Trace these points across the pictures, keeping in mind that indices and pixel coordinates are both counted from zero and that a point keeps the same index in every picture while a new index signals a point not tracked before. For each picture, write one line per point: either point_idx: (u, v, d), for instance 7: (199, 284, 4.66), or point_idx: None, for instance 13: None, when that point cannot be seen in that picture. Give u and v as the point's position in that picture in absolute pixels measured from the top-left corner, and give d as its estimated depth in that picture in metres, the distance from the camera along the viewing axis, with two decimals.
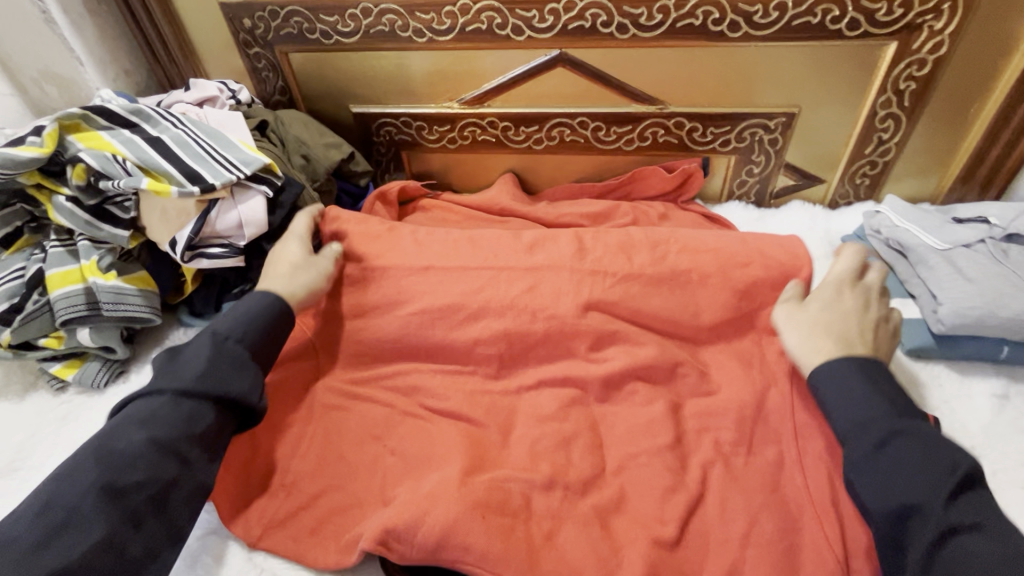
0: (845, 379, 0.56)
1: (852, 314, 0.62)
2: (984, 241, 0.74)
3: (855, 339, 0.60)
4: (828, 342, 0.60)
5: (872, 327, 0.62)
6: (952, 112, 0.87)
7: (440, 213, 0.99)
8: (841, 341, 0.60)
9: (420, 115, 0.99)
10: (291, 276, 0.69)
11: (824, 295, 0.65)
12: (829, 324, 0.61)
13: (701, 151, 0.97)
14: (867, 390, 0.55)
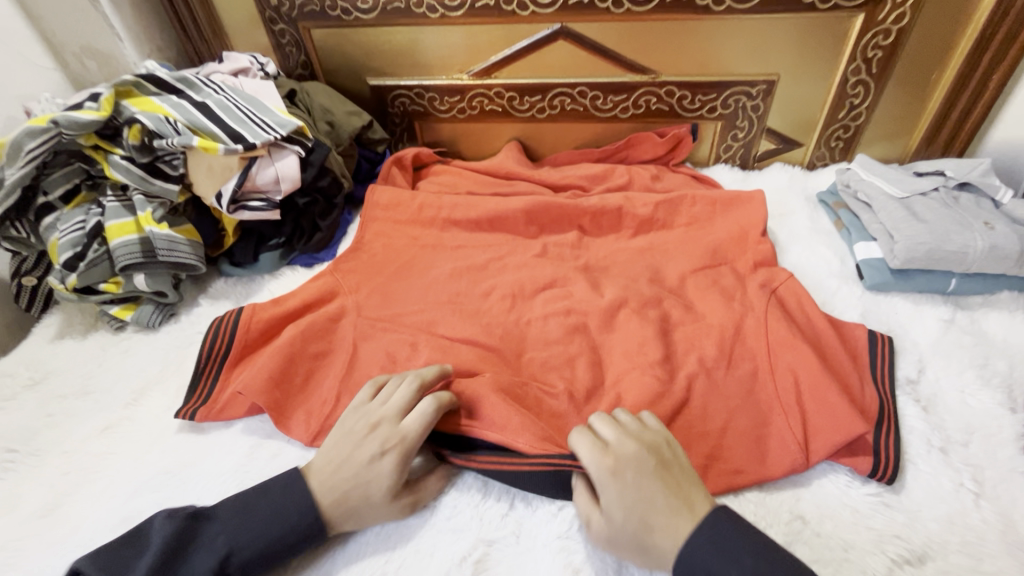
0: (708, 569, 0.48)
1: (655, 485, 0.53)
2: (938, 189, 0.84)
3: (669, 513, 0.52)
4: (659, 534, 0.51)
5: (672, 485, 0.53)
6: (915, 78, 0.96)
7: (451, 176, 1.08)
8: (664, 513, 0.52)
9: (432, 86, 1.08)
10: (354, 481, 0.57)
11: (607, 495, 0.53)
12: (642, 508, 0.52)
13: (690, 118, 1.06)
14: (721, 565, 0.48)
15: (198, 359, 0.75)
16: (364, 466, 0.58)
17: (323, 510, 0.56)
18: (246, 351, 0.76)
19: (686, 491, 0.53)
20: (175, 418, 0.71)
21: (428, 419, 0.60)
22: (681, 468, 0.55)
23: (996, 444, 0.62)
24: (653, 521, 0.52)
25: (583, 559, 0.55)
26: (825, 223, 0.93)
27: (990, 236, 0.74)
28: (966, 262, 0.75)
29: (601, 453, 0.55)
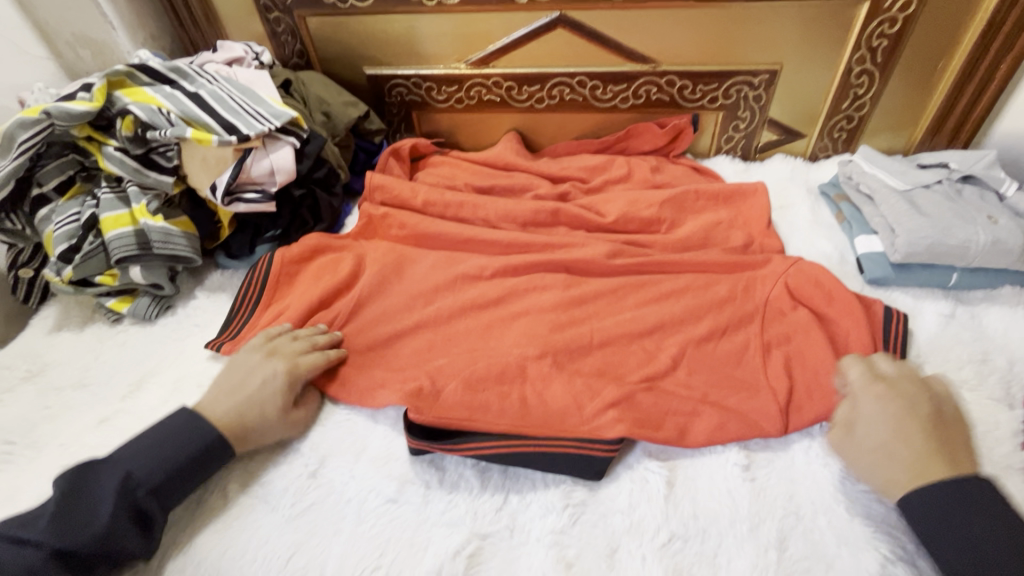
0: (944, 507, 0.51)
1: (911, 426, 0.56)
2: (941, 182, 0.83)
3: (914, 462, 0.54)
4: (901, 467, 0.55)
5: (936, 435, 0.56)
6: (921, 68, 0.94)
7: (449, 167, 1.07)
8: (912, 470, 0.54)
9: (430, 76, 1.07)
10: (230, 382, 0.67)
11: (869, 413, 0.59)
12: (898, 436, 0.56)
13: (691, 108, 1.05)
14: (971, 517, 0.50)
15: (233, 303, 0.84)
16: (261, 398, 0.65)
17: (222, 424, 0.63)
18: (273, 298, 0.84)
19: (947, 449, 0.55)
20: (205, 348, 0.79)
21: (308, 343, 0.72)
22: (951, 423, 0.59)
23: (995, 441, 0.61)
24: (899, 464, 0.55)
25: (575, 552, 0.56)
26: (826, 216, 0.92)
27: (993, 230, 0.74)
28: (967, 256, 0.74)
29: (872, 376, 0.62)
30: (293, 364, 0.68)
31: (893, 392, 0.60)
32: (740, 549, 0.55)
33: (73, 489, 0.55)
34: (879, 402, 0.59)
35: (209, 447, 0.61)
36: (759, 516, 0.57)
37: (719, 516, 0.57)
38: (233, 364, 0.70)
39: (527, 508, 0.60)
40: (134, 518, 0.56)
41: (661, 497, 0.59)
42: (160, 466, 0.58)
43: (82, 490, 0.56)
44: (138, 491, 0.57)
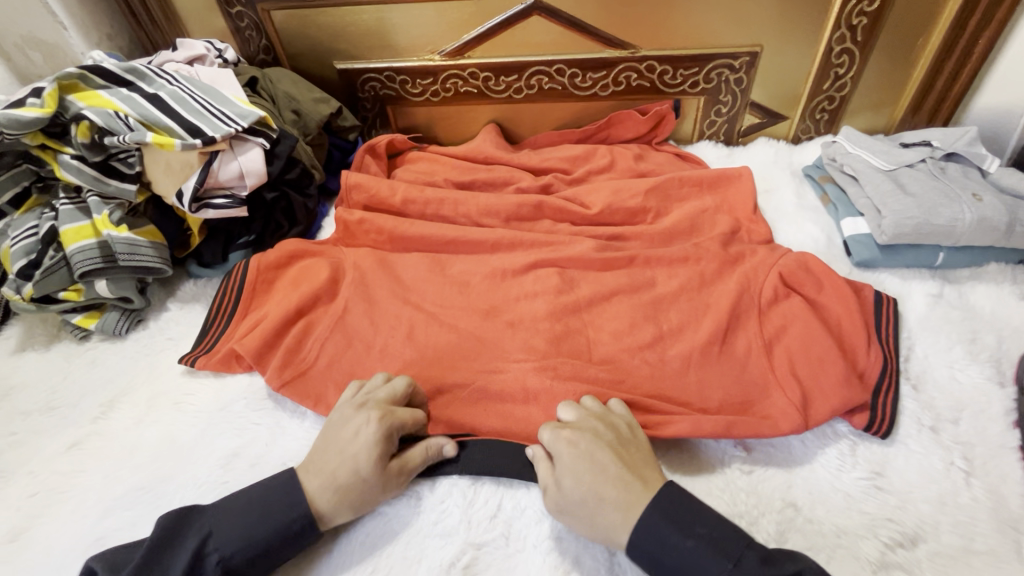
0: (657, 530, 0.51)
1: (602, 456, 0.55)
2: (924, 161, 0.83)
3: (619, 493, 0.53)
4: (608, 506, 0.53)
5: (622, 460, 0.55)
6: (900, 45, 0.93)
7: (428, 163, 1.04)
8: (624, 506, 0.52)
9: (403, 69, 1.03)
10: (328, 429, 0.61)
11: (562, 464, 0.56)
12: (595, 479, 0.54)
13: (672, 94, 1.03)
14: (669, 529, 0.50)
15: (208, 314, 0.81)
16: (355, 451, 0.57)
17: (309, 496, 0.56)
18: (250, 308, 0.81)
19: (628, 475, 0.54)
20: (179, 363, 0.76)
21: (404, 391, 0.62)
22: (638, 449, 0.57)
23: (987, 421, 0.61)
24: (605, 512, 0.52)
25: (574, 558, 0.55)
26: (811, 199, 0.92)
27: (978, 208, 0.73)
28: (953, 236, 0.74)
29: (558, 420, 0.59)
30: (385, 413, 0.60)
31: (566, 446, 0.56)
32: None
33: (160, 542, 0.53)
34: (562, 445, 0.57)
35: (293, 527, 0.55)
36: (757, 511, 0.56)
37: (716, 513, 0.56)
38: (328, 418, 0.62)
39: (522, 514, 0.59)
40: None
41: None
42: (242, 534, 0.53)
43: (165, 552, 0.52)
44: (211, 561, 0.53)
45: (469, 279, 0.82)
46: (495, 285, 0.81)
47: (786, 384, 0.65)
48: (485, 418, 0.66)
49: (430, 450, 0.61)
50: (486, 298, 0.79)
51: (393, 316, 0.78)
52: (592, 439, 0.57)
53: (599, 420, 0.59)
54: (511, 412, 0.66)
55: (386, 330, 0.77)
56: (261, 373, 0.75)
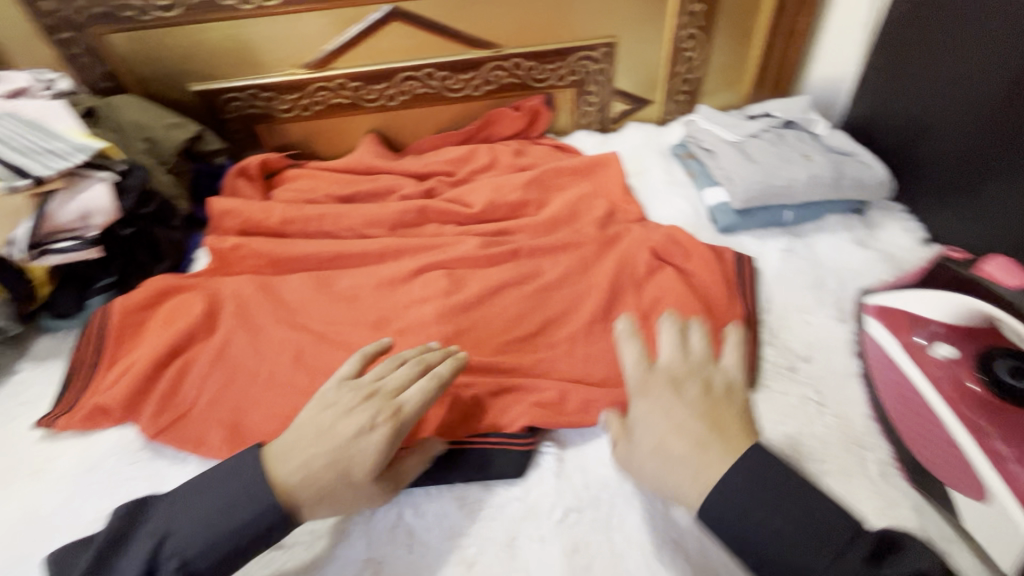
0: (734, 500, 0.44)
1: (682, 413, 0.50)
2: (766, 130, 0.91)
3: (698, 451, 0.47)
4: (676, 459, 0.48)
5: (707, 415, 0.50)
6: (737, 27, 1.02)
7: (306, 180, 1.00)
8: (700, 463, 0.47)
9: (267, 85, 0.99)
10: (320, 409, 0.54)
11: (638, 409, 0.52)
12: (673, 427, 0.49)
13: (543, 88, 1.06)
14: (754, 504, 0.44)
15: (66, 369, 0.74)
16: (364, 440, 0.52)
17: (290, 492, 0.49)
18: (116, 354, 0.75)
19: (710, 429, 0.48)
20: (35, 428, 0.69)
21: (430, 395, 0.56)
22: (730, 405, 0.51)
23: (834, 355, 0.68)
24: (673, 464, 0.48)
25: (476, 551, 0.55)
26: (678, 174, 0.98)
27: (810, 167, 0.82)
28: (793, 195, 0.82)
29: (649, 365, 0.54)
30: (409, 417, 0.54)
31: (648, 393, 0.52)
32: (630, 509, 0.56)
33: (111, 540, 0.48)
34: (638, 394, 0.53)
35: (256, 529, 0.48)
36: None
37: (607, 482, 0.58)
38: (319, 399, 0.55)
39: (422, 517, 0.58)
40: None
41: (552, 475, 0.60)
42: (202, 536, 0.46)
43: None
44: None
45: (356, 291, 0.81)
46: (383, 294, 0.80)
47: (662, 350, 0.69)
48: None
49: (424, 454, 0.57)
50: (374, 309, 0.78)
51: (276, 341, 0.75)
52: (675, 393, 0.51)
53: (692, 369, 0.54)
54: None
55: (269, 357, 0.73)
56: (134, 423, 0.69)
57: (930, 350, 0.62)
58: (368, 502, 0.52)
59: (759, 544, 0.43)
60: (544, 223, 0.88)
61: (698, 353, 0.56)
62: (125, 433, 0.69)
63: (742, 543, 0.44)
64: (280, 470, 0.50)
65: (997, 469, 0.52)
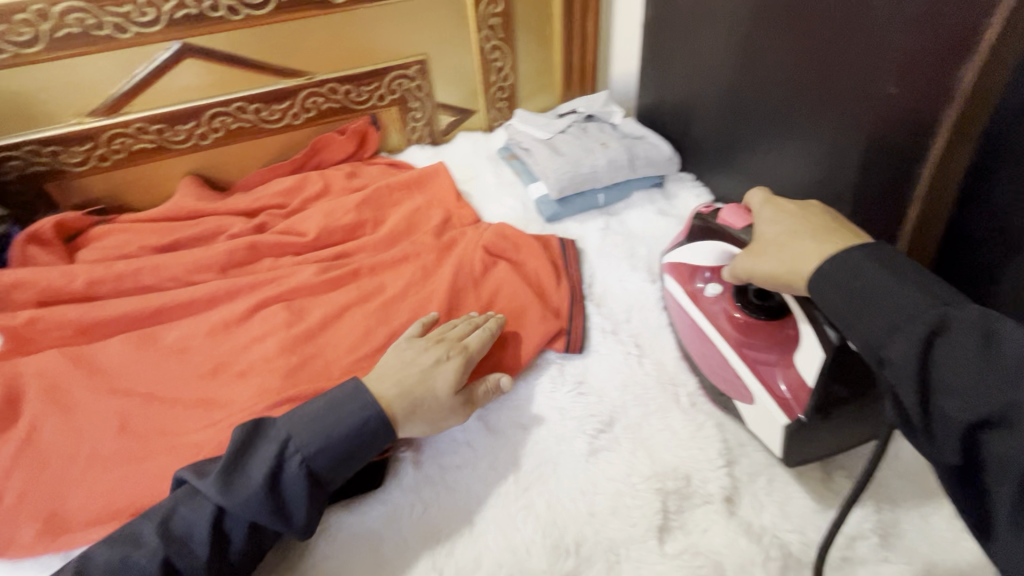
0: (858, 270, 0.45)
1: (807, 217, 0.54)
2: (572, 125, 1.01)
3: (820, 246, 0.50)
4: (801, 254, 0.50)
5: (830, 224, 0.53)
6: (535, 36, 1.12)
7: (116, 235, 0.92)
8: (789, 263, 0.51)
9: (49, 138, 0.90)
10: (401, 351, 0.65)
11: (766, 221, 0.57)
12: (786, 236, 0.53)
13: (365, 110, 1.08)
14: (862, 271, 0.45)
15: None
16: (422, 371, 0.62)
17: (385, 404, 0.58)
18: None
19: (823, 236, 0.51)
20: None
21: (487, 338, 0.67)
22: (848, 221, 0.54)
23: (648, 312, 0.78)
24: (796, 260, 0.50)
25: (338, 572, 0.54)
26: (507, 175, 1.05)
27: (608, 152, 0.92)
28: (600, 179, 0.92)
29: (763, 200, 0.60)
30: (470, 355, 0.64)
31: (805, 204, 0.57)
32: (486, 488, 0.59)
33: (238, 451, 0.54)
34: (772, 204, 0.59)
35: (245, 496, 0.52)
36: (495, 452, 0.62)
37: (463, 469, 0.61)
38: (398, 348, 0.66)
39: (284, 558, 0.56)
40: (292, 492, 0.53)
41: (409, 477, 0.60)
42: (320, 441, 0.54)
43: (128, 560, 0.49)
44: None
45: (188, 341, 0.76)
46: (218, 340, 0.76)
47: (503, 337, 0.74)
48: None
49: (489, 385, 0.64)
50: (209, 357, 0.74)
51: (96, 413, 0.68)
52: (804, 209, 0.56)
53: None
54: None
55: (88, 431, 0.66)
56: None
57: (703, 291, 0.67)
58: (449, 417, 0.61)
59: (863, 297, 0.44)
60: (383, 239, 0.89)
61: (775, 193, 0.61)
62: None
63: (877, 320, 0.43)
64: (381, 391, 0.60)
65: (758, 377, 0.59)
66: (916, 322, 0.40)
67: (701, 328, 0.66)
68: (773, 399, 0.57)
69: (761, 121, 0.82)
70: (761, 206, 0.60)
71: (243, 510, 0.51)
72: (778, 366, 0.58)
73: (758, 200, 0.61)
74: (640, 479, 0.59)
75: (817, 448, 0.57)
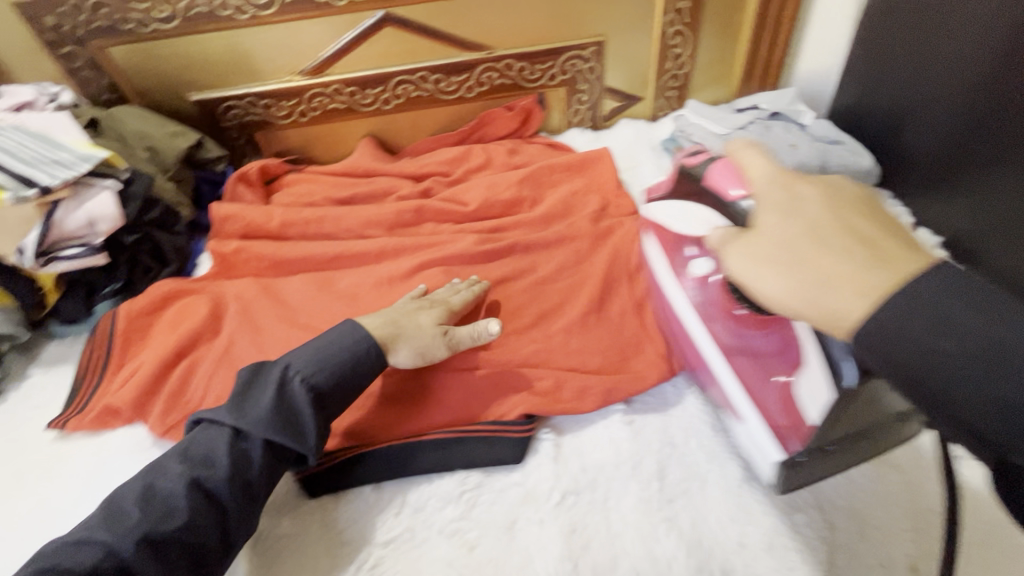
0: (912, 325, 0.32)
1: (816, 223, 0.39)
2: (753, 122, 0.93)
3: (876, 270, 0.35)
4: (841, 283, 0.36)
5: (857, 242, 0.37)
6: (723, 23, 1.04)
7: (305, 184, 1.02)
8: (812, 283, 0.37)
9: (265, 93, 1.01)
10: (397, 303, 0.71)
11: (766, 220, 0.41)
12: (793, 252, 0.38)
13: (534, 88, 1.08)
14: (923, 315, 0.32)
15: (76, 373, 0.76)
16: (405, 311, 0.67)
17: (371, 328, 0.63)
18: (125, 356, 0.77)
19: (886, 254, 0.36)
20: (48, 429, 0.70)
21: (470, 296, 0.73)
22: (895, 232, 0.38)
23: None
24: (831, 293, 0.36)
25: (476, 534, 0.56)
26: (669, 168, 1.00)
27: (798, 155, 0.84)
28: (782, 184, 0.84)
29: (780, 170, 0.43)
30: (452, 309, 0.70)
31: (824, 193, 0.40)
32: (628, 489, 0.57)
33: (246, 385, 0.57)
34: (788, 193, 0.41)
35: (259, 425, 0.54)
36: (639, 454, 0.60)
37: (605, 464, 0.60)
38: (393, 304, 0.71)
39: (422, 505, 0.59)
40: (298, 411, 0.56)
41: (550, 459, 0.60)
42: (322, 361, 0.59)
43: (153, 488, 0.51)
44: None
45: (357, 289, 0.83)
46: (382, 292, 0.82)
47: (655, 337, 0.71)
48: (382, 423, 0.65)
49: (476, 331, 0.66)
50: (374, 307, 0.80)
51: (279, 340, 0.77)
52: (789, 209, 0.40)
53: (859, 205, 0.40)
54: (406, 412, 0.65)
55: (272, 353, 0.75)
56: (143, 423, 0.70)
57: (690, 265, 0.61)
58: (432, 349, 0.64)
59: (927, 358, 0.32)
60: (539, 219, 0.90)
61: (771, 176, 0.43)
62: (135, 433, 0.70)
63: (943, 391, 0.32)
64: (366, 321, 0.65)
65: (771, 390, 0.54)
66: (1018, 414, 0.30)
67: (684, 321, 0.62)
68: (761, 423, 0.55)
69: (998, 147, 0.72)
70: (749, 169, 0.44)
71: (256, 430, 0.53)
72: (789, 376, 0.53)
73: (764, 175, 0.43)
74: (802, 520, 0.54)
75: (813, 479, 0.54)
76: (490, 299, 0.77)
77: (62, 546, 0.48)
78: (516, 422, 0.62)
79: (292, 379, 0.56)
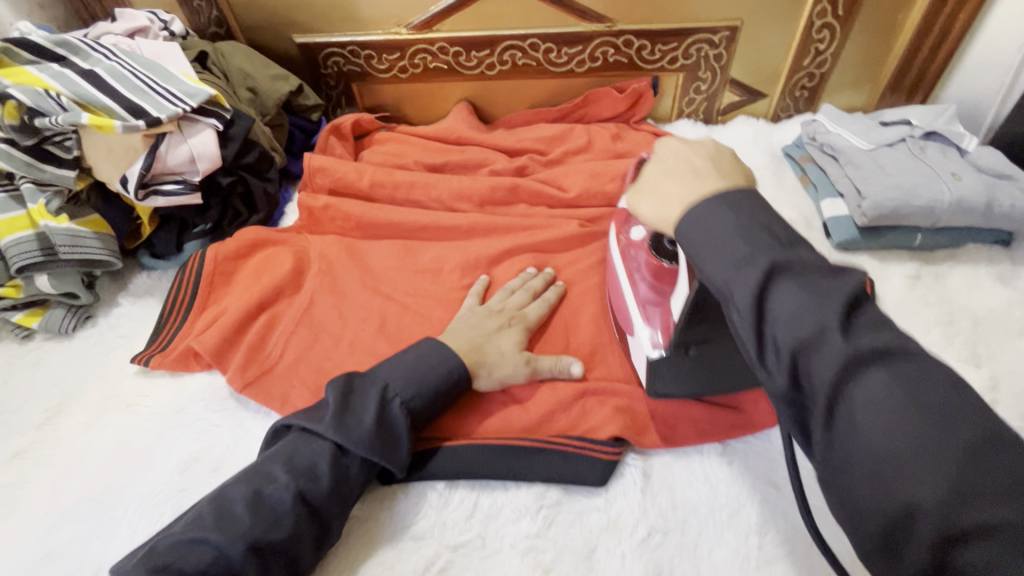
0: (710, 214, 0.42)
1: (681, 177, 0.48)
2: (904, 140, 0.81)
3: (684, 188, 0.47)
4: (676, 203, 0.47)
5: (695, 172, 0.48)
6: (881, 20, 0.91)
7: (396, 144, 0.98)
8: (662, 200, 0.49)
9: (368, 43, 0.97)
10: (473, 315, 0.67)
11: (649, 168, 0.54)
12: (659, 184, 0.50)
13: (650, 70, 0.99)
14: (727, 211, 0.42)
15: (161, 311, 0.76)
16: (488, 332, 0.64)
17: (459, 352, 0.61)
18: (209, 301, 0.76)
19: (698, 177, 0.47)
20: (132, 362, 0.71)
21: (549, 304, 0.70)
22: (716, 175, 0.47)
23: None
24: (667, 206, 0.48)
25: (552, 556, 0.53)
26: (790, 178, 0.90)
27: (957, 187, 0.73)
28: (933, 218, 0.73)
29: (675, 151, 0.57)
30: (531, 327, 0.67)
31: (692, 144, 0.53)
32: (721, 538, 0.53)
33: (342, 398, 0.54)
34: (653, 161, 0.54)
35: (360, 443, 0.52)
36: (738, 501, 0.55)
37: (698, 505, 0.55)
38: (465, 312, 0.68)
39: (499, 513, 0.56)
40: (396, 432, 0.55)
41: (638, 489, 0.56)
42: (416, 382, 0.57)
43: (261, 494, 0.49)
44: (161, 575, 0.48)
45: (443, 265, 0.79)
46: (468, 273, 0.78)
47: None
48: (464, 420, 0.62)
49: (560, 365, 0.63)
50: (458, 287, 0.76)
51: (360, 308, 0.74)
52: (692, 153, 0.51)
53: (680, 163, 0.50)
54: (489, 412, 0.62)
55: (352, 321, 0.73)
56: (222, 371, 0.70)
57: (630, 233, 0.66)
58: (514, 377, 0.62)
59: (708, 237, 0.42)
60: None
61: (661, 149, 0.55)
62: (214, 381, 0.70)
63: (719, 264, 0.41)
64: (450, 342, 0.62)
65: (642, 314, 0.61)
66: (749, 268, 0.39)
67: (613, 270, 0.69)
68: (644, 334, 0.60)
69: None
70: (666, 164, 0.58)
71: (357, 449, 0.52)
72: (659, 309, 0.60)
73: (668, 140, 0.55)
74: None
75: (700, 386, 0.57)
76: (580, 298, 0.72)
77: (173, 544, 0.46)
78: (606, 443, 0.58)
79: (393, 399, 0.56)
